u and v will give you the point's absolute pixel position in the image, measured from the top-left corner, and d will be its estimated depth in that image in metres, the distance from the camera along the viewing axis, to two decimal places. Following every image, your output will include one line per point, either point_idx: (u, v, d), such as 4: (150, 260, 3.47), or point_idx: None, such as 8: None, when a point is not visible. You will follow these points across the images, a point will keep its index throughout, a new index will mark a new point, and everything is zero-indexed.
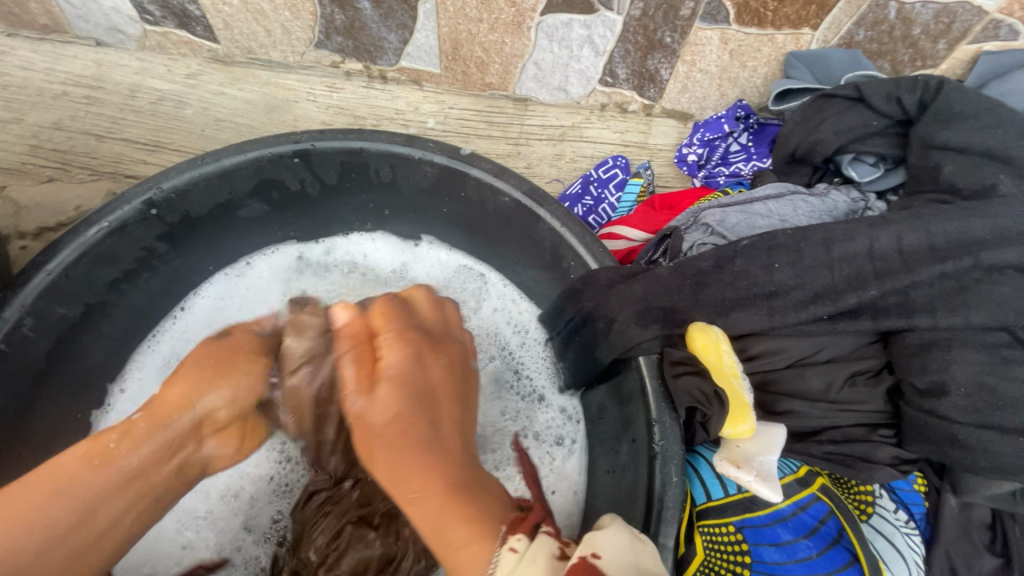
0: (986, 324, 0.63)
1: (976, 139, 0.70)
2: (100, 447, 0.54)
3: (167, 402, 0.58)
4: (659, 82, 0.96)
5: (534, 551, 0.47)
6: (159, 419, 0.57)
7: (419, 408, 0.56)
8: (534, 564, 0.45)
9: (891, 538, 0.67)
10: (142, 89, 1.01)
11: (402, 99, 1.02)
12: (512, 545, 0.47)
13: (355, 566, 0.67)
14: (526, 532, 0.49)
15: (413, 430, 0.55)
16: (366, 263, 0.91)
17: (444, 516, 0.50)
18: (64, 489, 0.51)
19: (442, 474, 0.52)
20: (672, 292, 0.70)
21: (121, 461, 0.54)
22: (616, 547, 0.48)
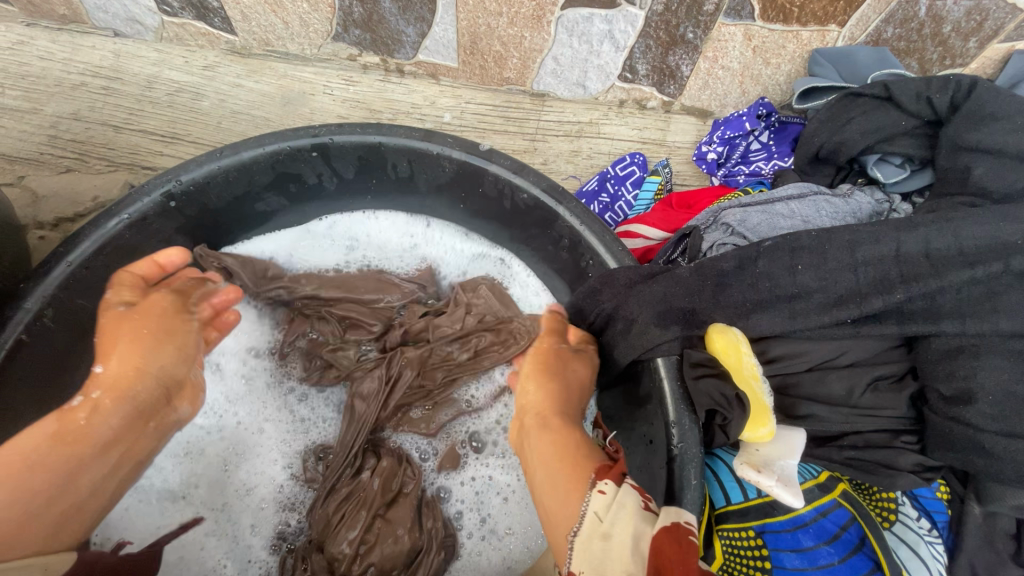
0: (1017, 331, 0.62)
1: (1009, 141, 0.69)
2: (72, 423, 0.52)
3: (115, 377, 0.56)
4: (680, 79, 0.95)
5: (622, 498, 0.48)
6: (125, 390, 0.56)
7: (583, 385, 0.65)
8: (626, 510, 0.47)
9: (915, 547, 0.66)
10: (159, 80, 1.01)
11: (419, 93, 1.02)
12: (603, 488, 0.49)
13: (385, 559, 0.69)
14: (615, 479, 0.51)
15: (574, 388, 0.63)
16: (375, 241, 0.88)
17: (570, 439, 0.56)
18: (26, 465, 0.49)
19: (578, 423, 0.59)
20: (693, 293, 0.68)
21: (97, 433, 0.53)
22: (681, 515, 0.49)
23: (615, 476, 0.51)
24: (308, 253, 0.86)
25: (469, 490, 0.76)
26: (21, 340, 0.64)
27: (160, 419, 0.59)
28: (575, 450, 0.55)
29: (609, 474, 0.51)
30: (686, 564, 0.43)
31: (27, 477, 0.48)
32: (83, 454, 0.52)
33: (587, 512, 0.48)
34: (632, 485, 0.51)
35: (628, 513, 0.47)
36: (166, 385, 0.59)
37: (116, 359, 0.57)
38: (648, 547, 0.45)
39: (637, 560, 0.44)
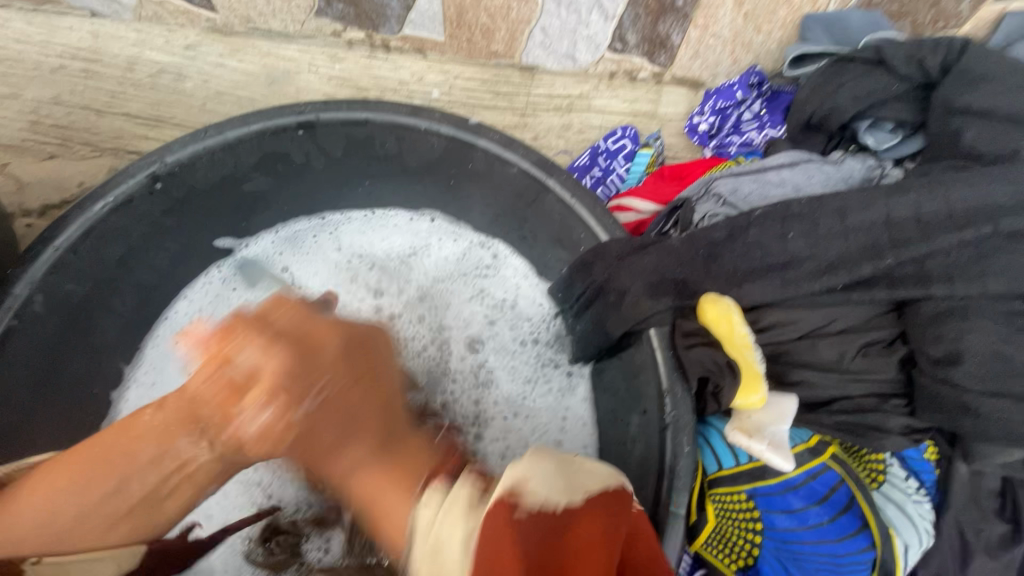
0: (1005, 292, 0.62)
1: (1000, 103, 0.68)
2: (129, 425, 0.57)
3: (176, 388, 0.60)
4: (670, 48, 0.94)
5: (454, 498, 0.46)
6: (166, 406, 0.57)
7: (328, 410, 0.53)
8: (455, 515, 0.44)
9: (902, 505, 0.68)
10: (141, 61, 0.99)
11: (406, 69, 1.00)
12: (426, 504, 0.47)
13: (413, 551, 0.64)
14: (443, 482, 0.49)
15: (327, 424, 0.52)
16: (374, 240, 0.92)
17: (377, 492, 0.50)
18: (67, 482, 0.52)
19: (361, 451, 0.52)
20: (684, 263, 0.69)
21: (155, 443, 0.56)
22: (547, 477, 0.45)
23: (445, 481, 0.49)
24: (307, 244, 0.90)
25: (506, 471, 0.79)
26: (12, 326, 0.64)
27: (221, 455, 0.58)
28: (393, 480, 0.51)
29: (425, 486, 0.49)
30: (512, 534, 0.41)
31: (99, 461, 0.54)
32: (157, 442, 0.56)
33: (411, 528, 0.46)
34: (466, 484, 0.47)
35: (454, 516, 0.44)
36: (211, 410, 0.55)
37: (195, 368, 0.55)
38: (476, 527, 0.42)
39: (467, 554, 0.41)
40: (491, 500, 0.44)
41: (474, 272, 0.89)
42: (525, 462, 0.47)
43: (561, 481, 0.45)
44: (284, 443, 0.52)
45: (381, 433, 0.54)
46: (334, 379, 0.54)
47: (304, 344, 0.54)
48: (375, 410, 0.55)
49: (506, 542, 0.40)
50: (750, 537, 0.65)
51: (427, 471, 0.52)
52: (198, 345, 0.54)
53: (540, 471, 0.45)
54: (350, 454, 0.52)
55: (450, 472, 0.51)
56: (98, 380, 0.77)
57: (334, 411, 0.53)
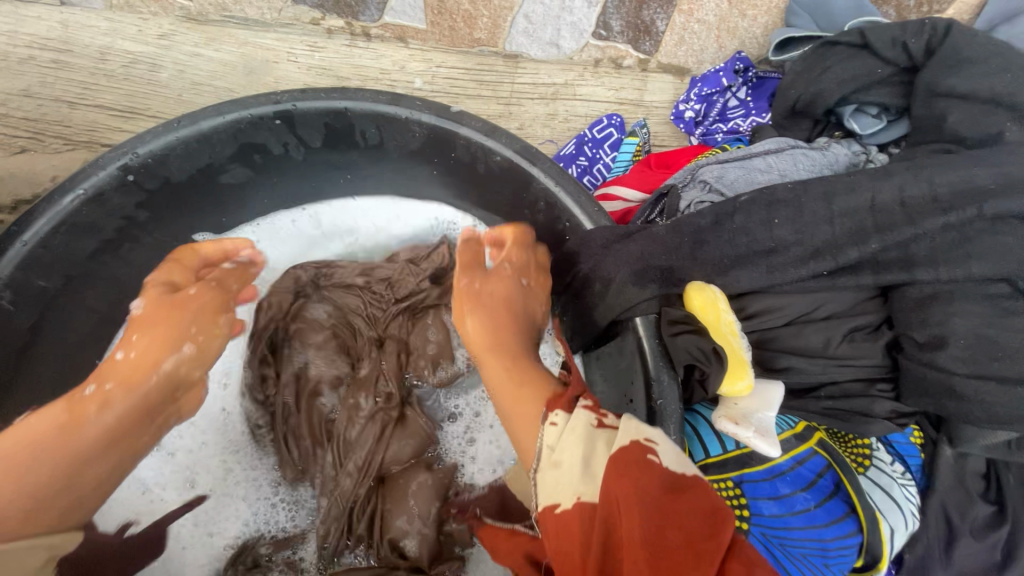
0: (988, 275, 0.62)
1: (983, 86, 0.67)
2: (77, 415, 0.53)
3: (132, 363, 0.57)
4: (654, 34, 0.96)
5: (574, 423, 0.48)
6: (129, 381, 0.56)
7: (505, 316, 0.64)
8: (576, 436, 0.47)
9: (888, 489, 0.68)
10: (113, 51, 0.96)
11: (387, 57, 0.97)
12: (553, 420, 0.49)
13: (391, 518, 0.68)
14: (566, 406, 0.51)
15: (504, 326, 0.63)
16: (355, 227, 0.88)
17: (516, 395, 0.55)
18: (38, 461, 0.51)
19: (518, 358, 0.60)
20: (670, 251, 0.68)
21: (99, 422, 0.54)
22: (670, 450, 0.46)
23: (565, 403, 0.51)
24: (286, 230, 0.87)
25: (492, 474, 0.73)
26: None
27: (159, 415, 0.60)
28: (522, 389, 0.56)
29: (555, 403, 0.52)
30: (636, 506, 0.40)
31: (60, 455, 0.52)
32: (115, 425, 0.55)
33: (540, 446, 0.49)
34: (583, 407, 0.50)
35: (577, 437, 0.47)
36: (187, 379, 0.61)
37: (142, 351, 0.57)
38: (601, 470, 0.44)
39: (585, 484, 0.44)
40: (612, 437, 0.47)
41: None
42: (633, 417, 0.49)
43: (674, 451, 0.46)
44: (479, 323, 0.63)
45: (525, 339, 0.64)
46: (526, 290, 0.68)
47: (526, 263, 0.69)
48: (519, 316, 0.65)
49: (624, 491, 0.42)
50: (736, 525, 0.63)
51: (555, 392, 0.54)
52: (464, 255, 0.70)
53: (655, 431, 0.47)
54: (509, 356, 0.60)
55: (583, 395, 0.53)
56: (72, 378, 0.74)
57: (519, 312, 0.66)
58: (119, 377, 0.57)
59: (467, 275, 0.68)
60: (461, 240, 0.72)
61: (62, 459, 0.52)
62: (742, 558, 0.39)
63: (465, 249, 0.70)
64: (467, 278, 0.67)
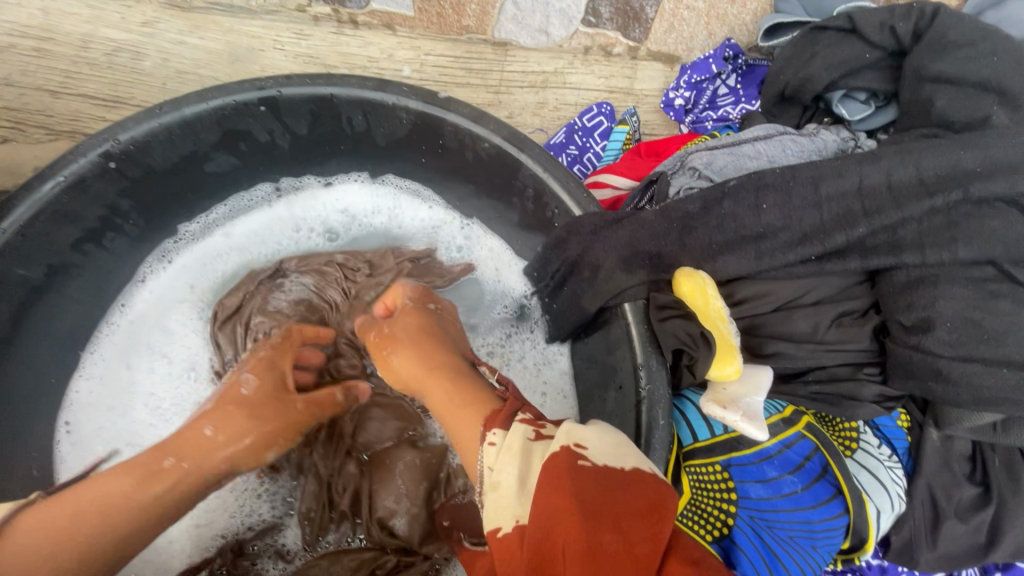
0: (973, 258, 0.62)
1: (970, 70, 0.67)
2: (147, 479, 0.51)
3: (202, 441, 0.54)
4: (644, 21, 0.97)
5: (511, 439, 0.45)
6: (196, 454, 0.54)
7: (423, 341, 0.60)
8: (512, 455, 0.44)
9: (875, 471, 0.68)
10: (95, 39, 0.94)
11: (375, 45, 0.96)
12: (490, 440, 0.45)
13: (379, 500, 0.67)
14: (502, 423, 0.46)
15: (426, 350, 0.59)
16: (333, 209, 0.87)
17: (461, 426, 0.50)
18: (83, 526, 0.48)
19: (452, 383, 0.54)
20: (658, 237, 0.68)
21: (157, 492, 0.51)
22: (601, 444, 0.44)
23: (503, 418, 0.47)
24: (267, 218, 0.85)
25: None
26: None
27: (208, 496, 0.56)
28: (460, 414, 0.51)
29: (492, 420, 0.47)
30: (575, 518, 0.38)
31: (115, 518, 0.49)
32: (167, 502, 0.52)
33: (482, 470, 0.45)
34: (519, 421, 0.46)
35: (514, 455, 0.43)
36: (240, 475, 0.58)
37: (232, 437, 0.55)
38: (536, 483, 0.41)
39: (524, 504, 0.41)
40: (549, 446, 0.44)
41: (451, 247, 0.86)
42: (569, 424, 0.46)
43: (612, 450, 0.44)
44: (399, 357, 0.59)
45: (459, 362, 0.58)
46: (439, 316, 0.65)
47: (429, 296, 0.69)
48: (444, 338, 0.61)
49: (562, 499, 0.39)
50: (724, 508, 0.63)
51: (495, 409, 0.49)
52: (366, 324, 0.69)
53: (586, 431, 0.44)
54: (442, 383, 0.55)
55: (523, 407, 0.49)
56: (56, 370, 0.73)
57: (441, 344, 0.61)
58: (193, 456, 0.54)
59: (375, 328, 0.67)
60: (356, 320, 0.73)
61: (109, 521, 0.49)
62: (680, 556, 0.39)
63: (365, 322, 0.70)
64: (376, 331, 0.66)
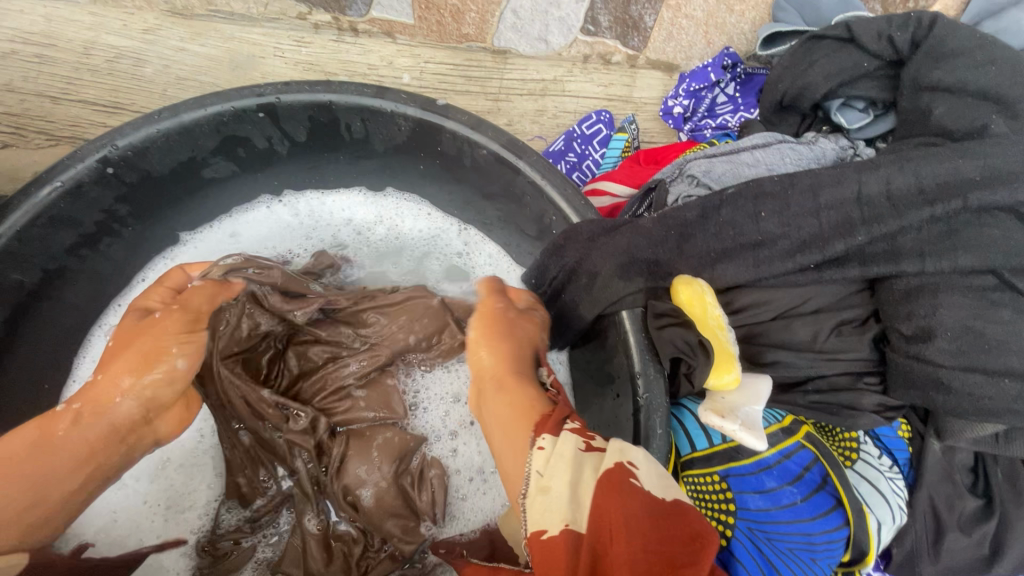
0: (974, 267, 0.61)
1: (969, 79, 0.67)
2: (49, 433, 0.50)
3: (106, 385, 0.53)
4: (643, 30, 0.94)
5: (560, 449, 0.45)
6: (98, 400, 0.53)
7: (524, 354, 0.61)
8: (564, 462, 0.44)
9: (875, 483, 0.67)
10: (97, 46, 0.95)
11: (375, 53, 0.97)
12: (541, 444, 0.47)
13: (350, 476, 0.66)
14: (552, 431, 0.48)
15: (523, 362, 0.60)
16: (332, 221, 0.86)
17: (512, 430, 0.52)
18: (12, 476, 0.48)
19: (527, 390, 0.56)
20: (656, 244, 0.68)
21: (66, 439, 0.50)
22: (650, 465, 0.45)
23: (554, 426, 0.49)
24: (267, 227, 0.84)
25: (469, 457, 0.73)
26: None
27: (134, 440, 0.54)
28: (509, 412, 0.54)
29: (545, 426, 0.49)
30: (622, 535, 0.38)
31: (38, 467, 0.49)
32: (81, 446, 0.51)
33: (528, 471, 0.45)
34: (570, 430, 0.48)
35: (566, 463, 0.44)
36: (160, 400, 0.56)
37: (109, 374, 0.54)
38: (589, 497, 0.42)
39: (573, 510, 0.41)
40: (601, 461, 0.44)
41: (451, 255, 0.86)
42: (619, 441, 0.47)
43: (660, 479, 0.44)
44: (500, 355, 0.60)
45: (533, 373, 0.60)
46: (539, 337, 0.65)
47: (541, 318, 0.68)
48: (538, 360, 0.62)
49: (613, 520, 0.39)
50: (723, 520, 0.63)
51: (544, 418, 0.51)
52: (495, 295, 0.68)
53: (639, 454, 0.45)
54: (517, 385, 0.56)
55: (574, 420, 0.51)
56: (50, 374, 0.73)
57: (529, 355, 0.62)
58: (89, 399, 0.52)
59: (502, 304, 0.66)
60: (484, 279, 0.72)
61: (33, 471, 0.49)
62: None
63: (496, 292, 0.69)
64: (501, 307, 0.65)
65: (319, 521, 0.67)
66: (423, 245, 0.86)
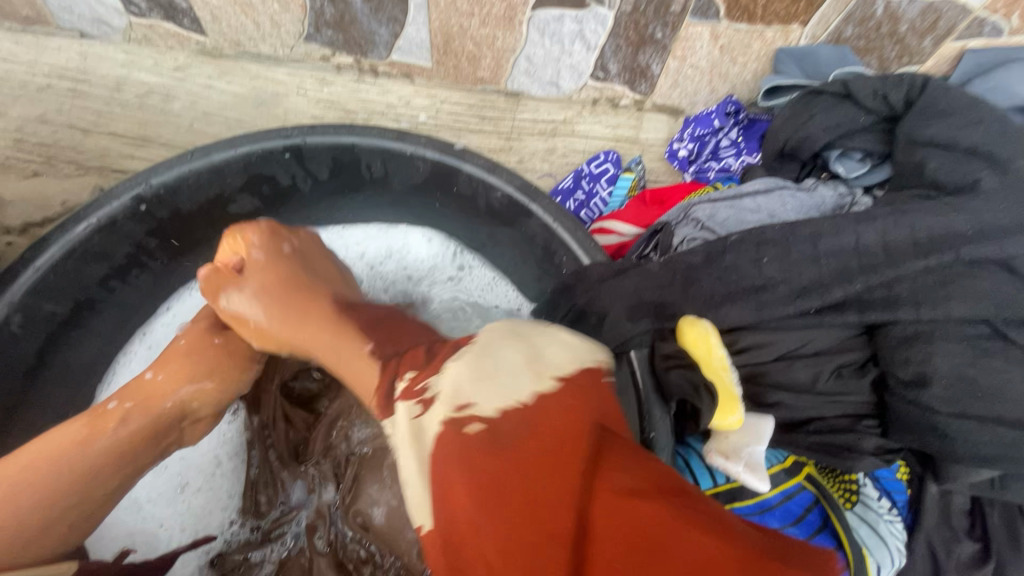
0: (967, 317, 0.64)
1: (960, 136, 0.71)
2: (98, 427, 0.59)
3: (159, 390, 0.65)
4: (650, 77, 0.97)
5: (402, 412, 0.47)
6: (152, 402, 0.64)
7: (292, 310, 0.67)
8: (407, 442, 0.45)
9: (875, 526, 0.69)
10: (129, 82, 1.00)
11: (393, 93, 1.02)
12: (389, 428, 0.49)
13: (363, 495, 0.67)
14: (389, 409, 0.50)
15: (313, 310, 0.66)
16: (347, 251, 0.90)
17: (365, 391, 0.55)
18: (63, 466, 0.56)
19: (327, 330, 0.63)
20: (663, 287, 0.71)
21: (114, 435, 0.59)
22: (485, 391, 0.44)
23: (388, 401, 0.51)
24: None
25: None
26: None
27: (166, 441, 0.65)
28: (344, 357, 0.59)
29: (382, 405, 0.51)
30: (463, 490, 0.39)
31: (89, 460, 0.57)
32: (128, 443, 0.60)
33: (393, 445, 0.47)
34: (403, 400, 0.48)
35: (410, 444, 0.44)
36: (199, 410, 0.67)
37: (165, 375, 0.66)
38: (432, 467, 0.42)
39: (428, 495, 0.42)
40: (431, 419, 0.44)
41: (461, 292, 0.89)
42: (448, 382, 0.46)
43: (494, 398, 0.44)
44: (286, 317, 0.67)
45: (298, 315, 0.66)
46: (304, 283, 0.70)
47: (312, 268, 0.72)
48: (314, 301, 0.67)
49: (456, 484, 0.40)
50: None
51: (384, 392, 0.51)
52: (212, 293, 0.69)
53: (470, 390, 0.44)
54: (314, 330, 0.65)
55: (404, 370, 0.52)
56: (74, 400, 0.75)
57: (253, 309, 0.68)
58: (141, 398, 0.64)
59: (247, 275, 0.70)
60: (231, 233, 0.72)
61: (80, 464, 0.56)
62: (608, 489, 0.37)
63: (237, 269, 0.70)
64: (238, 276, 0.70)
65: (330, 536, 0.70)
66: (426, 273, 0.90)
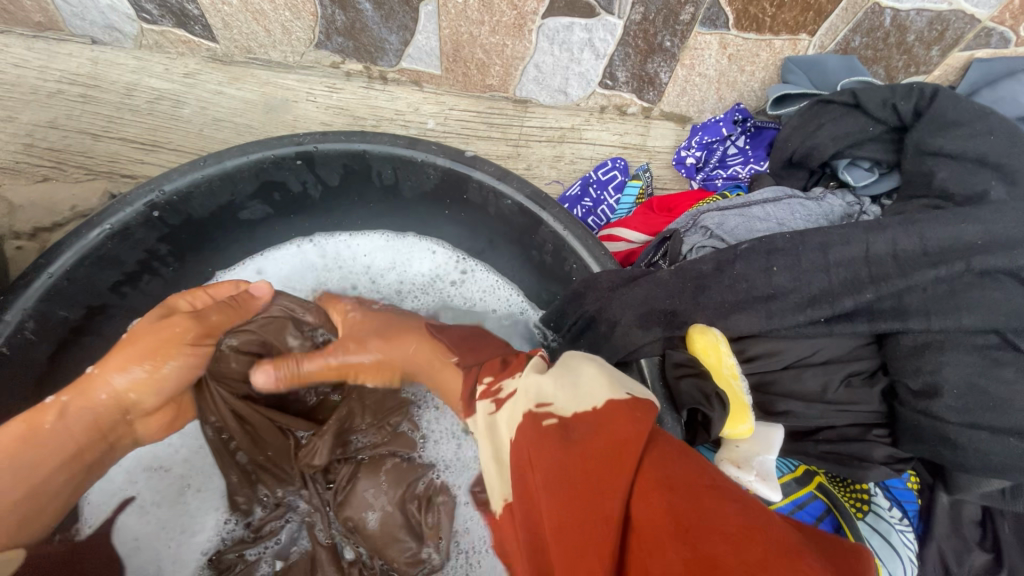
0: (977, 327, 0.65)
1: (968, 147, 0.72)
2: (37, 423, 0.58)
3: (97, 384, 0.63)
4: (658, 86, 0.97)
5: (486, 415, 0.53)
6: (86, 399, 0.62)
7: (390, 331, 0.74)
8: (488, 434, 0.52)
9: (886, 536, 0.69)
10: (139, 88, 1.00)
11: (402, 100, 1.02)
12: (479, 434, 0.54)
13: (357, 500, 0.67)
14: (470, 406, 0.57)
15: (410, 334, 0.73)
16: (354, 265, 0.90)
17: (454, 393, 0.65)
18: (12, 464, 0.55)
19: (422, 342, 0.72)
20: (673, 295, 0.71)
21: (54, 431, 0.59)
22: (561, 394, 0.48)
23: (469, 402, 0.57)
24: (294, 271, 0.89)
25: None
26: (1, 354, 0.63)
27: (112, 435, 0.65)
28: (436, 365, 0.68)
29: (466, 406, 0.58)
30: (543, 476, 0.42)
31: (37, 456, 0.57)
32: (70, 439, 0.60)
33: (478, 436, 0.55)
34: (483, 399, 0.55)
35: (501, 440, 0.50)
36: (138, 403, 0.66)
37: (103, 369, 0.64)
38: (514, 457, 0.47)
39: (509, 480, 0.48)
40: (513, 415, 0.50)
41: (465, 301, 0.89)
42: (528, 384, 0.51)
43: (566, 398, 0.47)
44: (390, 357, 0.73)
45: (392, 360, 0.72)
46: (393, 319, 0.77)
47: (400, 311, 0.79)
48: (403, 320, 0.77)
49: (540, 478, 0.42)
50: None
51: (472, 399, 0.57)
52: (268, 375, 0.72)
53: (552, 396, 0.48)
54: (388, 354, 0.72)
55: (483, 376, 0.58)
56: None
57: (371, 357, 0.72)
58: (75, 393, 0.62)
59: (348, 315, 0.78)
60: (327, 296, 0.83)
61: (32, 459, 0.57)
62: (650, 480, 0.38)
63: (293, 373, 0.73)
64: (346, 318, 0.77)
65: (329, 532, 0.70)
66: (429, 284, 0.90)
